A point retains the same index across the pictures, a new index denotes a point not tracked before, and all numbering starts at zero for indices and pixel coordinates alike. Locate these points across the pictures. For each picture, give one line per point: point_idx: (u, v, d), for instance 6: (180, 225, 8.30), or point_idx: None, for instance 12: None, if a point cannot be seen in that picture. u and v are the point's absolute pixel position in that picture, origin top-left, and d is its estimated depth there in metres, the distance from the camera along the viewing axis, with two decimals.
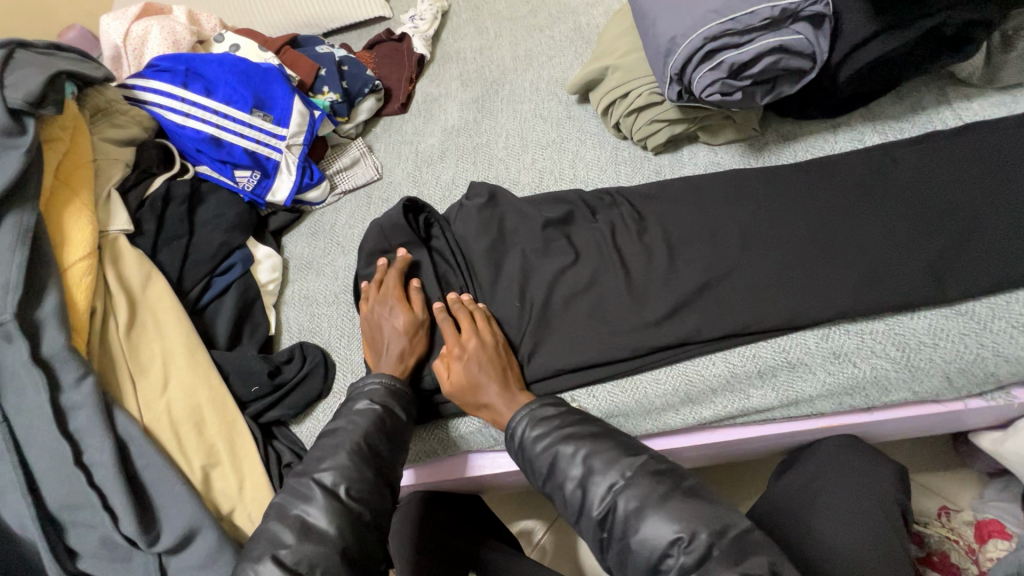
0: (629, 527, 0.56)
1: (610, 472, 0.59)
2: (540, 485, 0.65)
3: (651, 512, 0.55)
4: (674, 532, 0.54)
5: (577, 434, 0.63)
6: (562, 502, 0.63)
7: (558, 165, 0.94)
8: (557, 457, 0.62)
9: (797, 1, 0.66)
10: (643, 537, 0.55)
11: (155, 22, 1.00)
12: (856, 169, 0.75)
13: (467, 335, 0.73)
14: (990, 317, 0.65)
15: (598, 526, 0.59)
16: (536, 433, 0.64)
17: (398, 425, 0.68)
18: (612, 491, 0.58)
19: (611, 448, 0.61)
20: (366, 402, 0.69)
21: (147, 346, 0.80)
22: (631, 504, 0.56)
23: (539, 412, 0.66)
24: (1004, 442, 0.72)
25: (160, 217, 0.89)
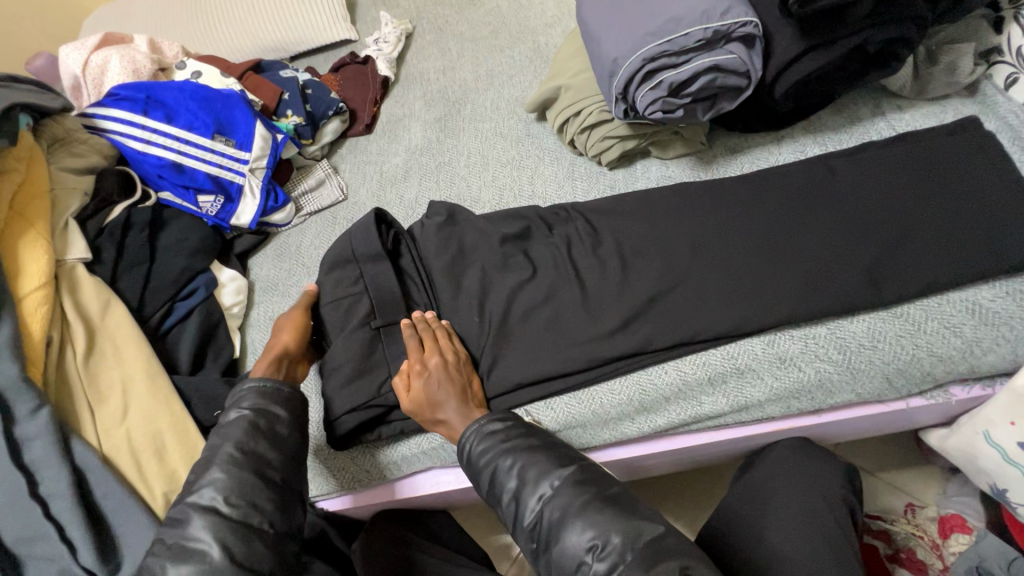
0: (552, 537, 0.59)
1: (542, 483, 0.61)
2: (482, 495, 0.67)
3: (571, 521, 0.58)
4: (589, 540, 0.57)
5: (516, 446, 0.64)
6: (500, 511, 0.65)
7: (517, 182, 0.96)
8: (496, 470, 0.64)
9: (728, 23, 0.69)
10: (565, 546, 0.58)
11: (115, 52, 1.01)
12: (796, 179, 0.78)
13: (431, 352, 0.73)
14: (924, 319, 0.68)
15: (529, 535, 0.62)
16: (482, 447, 0.65)
17: (276, 425, 0.67)
18: (541, 502, 0.61)
19: (544, 459, 0.63)
20: (236, 410, 0.67)
21: (106, 374, 0.80)
22: (555, 515, 0.59)
23: (488, 426, 0.67)
24: (948, 439, 0.75)
25: (120, 245, 0.89)
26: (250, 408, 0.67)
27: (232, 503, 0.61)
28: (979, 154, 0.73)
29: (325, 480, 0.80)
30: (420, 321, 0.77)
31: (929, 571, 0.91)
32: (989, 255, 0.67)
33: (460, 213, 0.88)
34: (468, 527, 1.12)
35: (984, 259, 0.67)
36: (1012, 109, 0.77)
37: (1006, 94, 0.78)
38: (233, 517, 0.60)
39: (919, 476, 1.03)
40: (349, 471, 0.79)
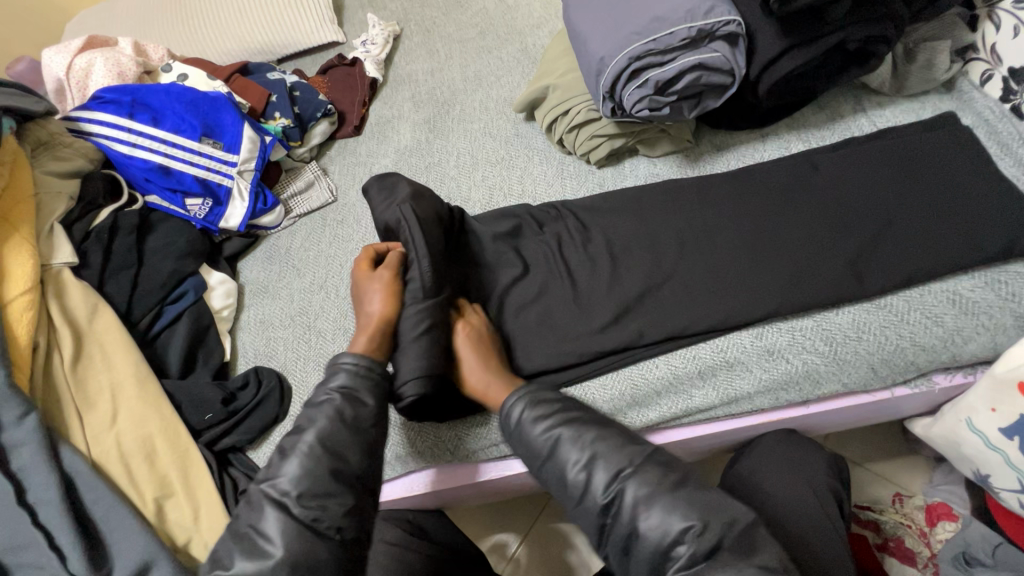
0: (637, 513, 0.57)
1: (618, 459, 0.60)
2: (537, 469, 0.65)
3: (660, 498, 0.57)
4: (685, 521, 0.55)
5: (578, 419, 0.64)
6: (559, 488, 0.63)
7: (507, 181, 0.96)
8: (559, 441, 0.63)
9: (711, 22, 0.71)
10: (653, 523, 0.56)
11: (99, 55, 1.00)
12: (781, 174, 0.79)
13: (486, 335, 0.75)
14: (906, 309, 0.69)
15: (601, 511, 0.60)
16: (537, 413, 0.65)
17: (361, 414, 0.64)
18: (619, 478, 0.59)
19: (616, 436, 0.63)
20: (324, 392, 0.64)
21: (94, 379, 0.79)
22: (641, 491, 0.58)
23: (537, 393, 0.67)
24: (932, 427, 0.76)
25: (107, 249, 0.88)
26: (338, 392, 0.65)
27: (302, 504, 0.59)
28: (957, 149, 0.75)
29: (404, 452, 0.78)
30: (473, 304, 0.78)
31: (917, 558, 0.94)
32: (968, 247, 0.69)
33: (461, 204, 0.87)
34: (462, 527, 1.12)
35: (963, 250, 0.69)
36: (987, 104, 0.79)
37: (981, 90, 0.80)
38: (301, 518, 0.58)
39: (906, 466, 1.04)
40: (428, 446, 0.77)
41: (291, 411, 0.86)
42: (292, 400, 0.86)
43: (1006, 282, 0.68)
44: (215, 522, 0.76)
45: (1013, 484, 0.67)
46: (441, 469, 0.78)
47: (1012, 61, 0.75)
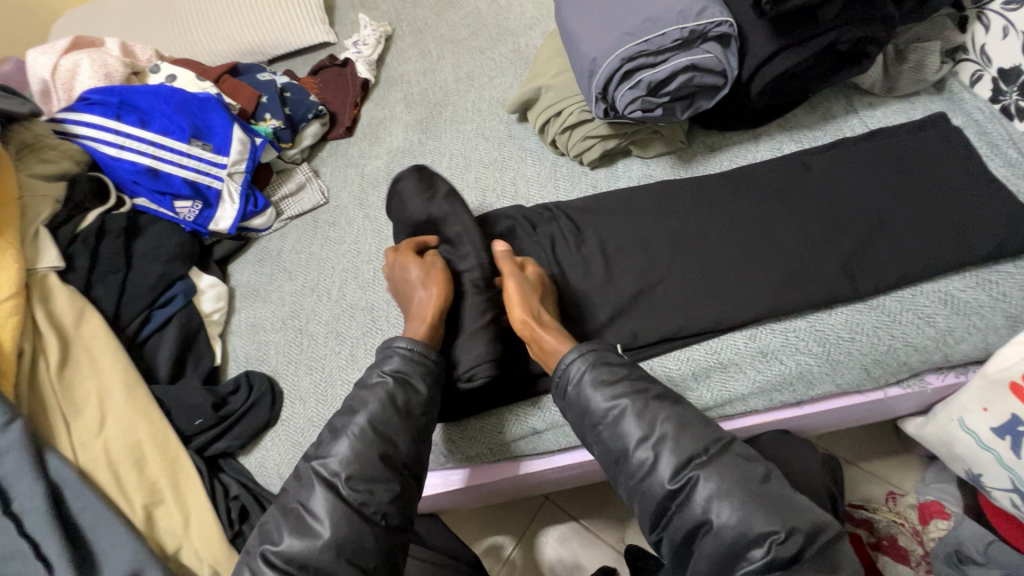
0: (710, 509, 0.57)
1: (690, 444, 0.59)
2: (598, 439, 0.65)
3: (738, 498, 0.56)
4: (770, 526, 0.54)
5: (648, 391, 0.63)
6: (619, 462, 0.63)
7: (500, 182, 0.96)
8: (623, 412, 0.63)
9: (703, 23, 0.71)
10: (727, 520, 0.56)
11: (85, 55, 0.99)
12: (773, 175, 0.79)
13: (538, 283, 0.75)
14: (898, 310, 0.69)
15: (666, 496, 0.59)
16: (603, 380, 0.65)
17: (412, 400, 0.66)
18: (690, 464, 0.59)
19: (689, 418, 0.62)
20: (378, 375, 0.68)
21: (81, 385, 0.78)
22: (715, 485, 0.57)
23: (603, 356, 0.67)
24: (925, 427, 0.76)
25: (94, 252, 0.87)
26: (392, 375, 0.67)
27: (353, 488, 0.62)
28: (948, 150, 0.75)
29: (445, 451, 0.77)
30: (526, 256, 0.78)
31: (910, 557, 0.93)
32: (959, 247, 0.69)
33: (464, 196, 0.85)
34: (457, 530, 1.11)
35: (954, 250, 0.69)
36: (977, 105, 0.79)
37: (971, 91, 0.81)
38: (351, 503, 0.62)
39: (898, 465, 1.05)
40: (471, 443, 0.76)
41: (283, 416, 0.85)
42: (284, 404, 0.86)
43: (997, 282, 0.68)
44: (208, 533, 0.74)
45: (1006, 483, 0.67)
46: (484, 465, 0.78)
47: (1002, 62, 0.75)
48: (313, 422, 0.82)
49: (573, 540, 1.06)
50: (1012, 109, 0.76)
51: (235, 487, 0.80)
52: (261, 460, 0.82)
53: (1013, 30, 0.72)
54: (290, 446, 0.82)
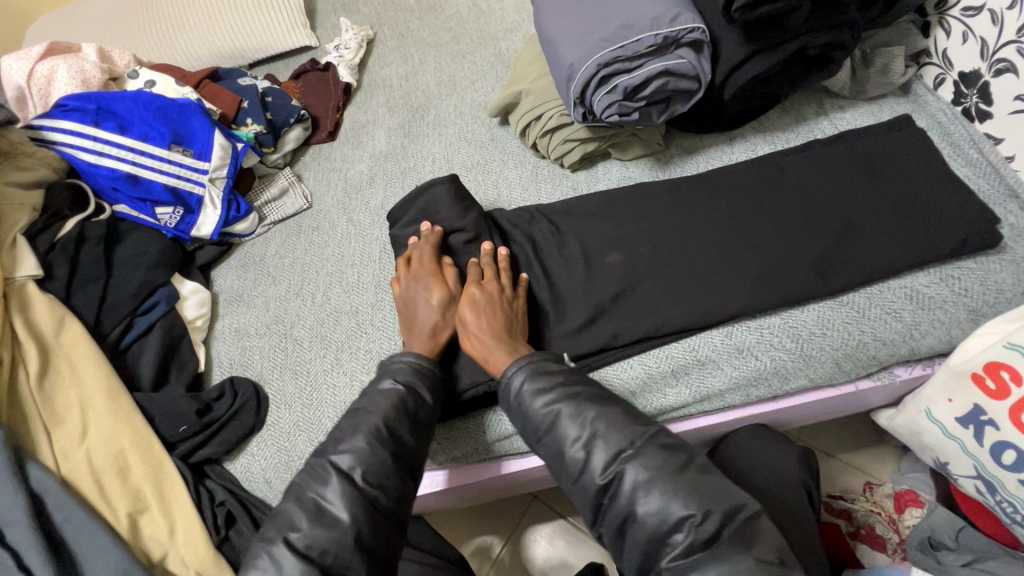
0: (635, 497, 0.58)
1: (617, 439, 0.61)
2: (536, 442, 0.66)
3: (659, 485, 0.58)
4: (685, 509, 0.56)
5: (581, 394, 0.65)
6: (560, 466, 0.64)
7: (483, 185, 0.97)
8: (559, 417, 0.64)
9: (676, 30, 0.72)
10: (652, 509, 0.57)
11: (61, 61, 0.98)
12: (747, 176, 0.82)
13: (489, 278, 0.76)
14: (867, 305, 0.72)
15: (599, 492, 0.61)
16: (538, 387, 0.66)
17: (420, 407, 0.69)
18: (619, 459, 0.60)
19: (619, 415, 0.63)
20: (389, 380, 0.70)
21: (62, 395, 0.77)
22: (641, 476, 0.59)
23: (540, 365, 0.68)
24: (895, 418, 0.79)
25: (73, 260, 0.86)
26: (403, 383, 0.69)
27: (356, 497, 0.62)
28: (913, 150, 0.78)
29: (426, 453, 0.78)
30: (514, 250, 0.82)
31: (887, 544, 0.97)
32: (924, 245, 0.72)
33: (468, 202, 0.84)
34: (446, 531, 1.12)
35: (919, 247, 0.72)
36: (941, 107, 0.82)
37: (934, 94, 0.84)
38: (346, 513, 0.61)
39: (875, 455, 1.08)
40: (448, 445, 0.78)
41: (269, 420, 0.85)
42: (269, 408, 0.86)
43: (960, 278, 0.71)
44: (194, 539, 0.74)
45: (970, 470, 0.69)
46: (463, 466, 0.79)
47: (962, 65, 0.79)
48: (298, 427, 0.83)
49: (559, 540, 1.07)
50: (973, 111, 0.79)
51: (220, 493, 0.80)
52: (248, 465, 0.82)
53: (972, 34, 0.75)
54: (275, 451, 0.82)
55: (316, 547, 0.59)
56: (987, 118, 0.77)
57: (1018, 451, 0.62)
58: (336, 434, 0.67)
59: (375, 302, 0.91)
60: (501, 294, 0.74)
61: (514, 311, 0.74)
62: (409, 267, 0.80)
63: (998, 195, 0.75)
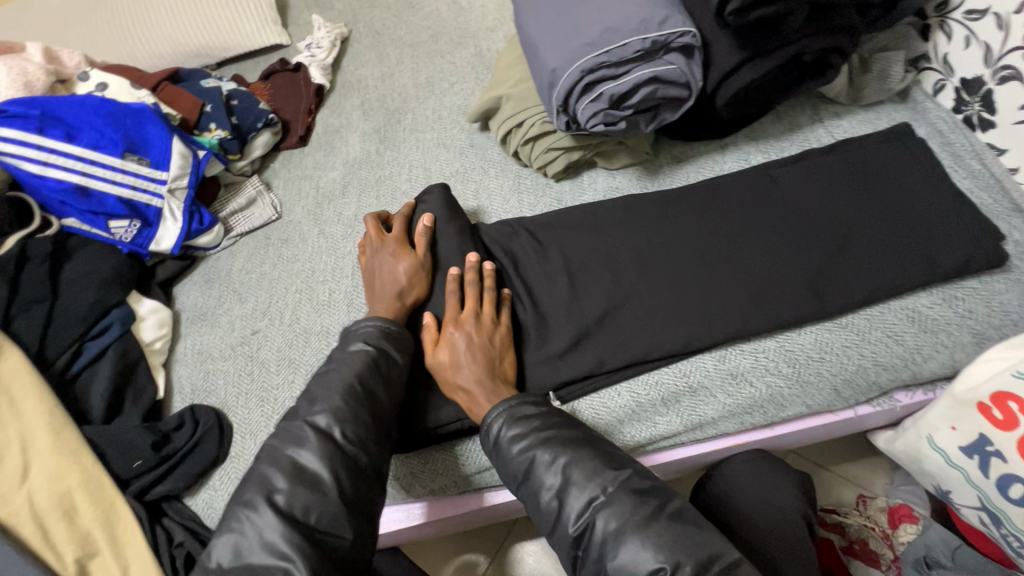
0: (607, 550, 0.54)
1: (591, 486, 0.57)
2: (514, 489, 0.63)
3: (631, 535, 0.54)
4: (656, 561, 0.52)
5: (556, 438, 0.61)
6: (536, 512, 0.61)
7: (462, 195, 0.91)
8: (535, 463, 0.60)
9: (666, 34, 0.67)
10: (622, 562, 0.53)
11: (1, 63, 0.90)
12: (740, 188, 0.77)
13: (469, 311, 0.69)
14: (867, 328, 0.68)
15: (573, 543, 0.58)
16: (515, 432, 0.62)
17: (392, 369, 0.66)
18: (591, 507, 0.57)
19: (592, 459, 0.59)
20: (360, 343, 0.66)
21: (1, 432, 0.71)
22: (611, 526, 0.55)
23: (518, 408, 0.63)
24: (895, 442, 0.75)
25: (14, 281, 0.79)
26: (371, 345, 0.66)
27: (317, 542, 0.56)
28: (913, 161, 0.74)
29: (403, 485, 0.73)
30: (496, 265, 0.76)
31: (881, 560, 0.95)
32: (926, 263, 0.68)
33: (448, 217, 0.79)
34: (428, 550, 1.07)
35: (922, 266, 0.68)
36: (941, 115, 0.79)
37: (934, 100, 0.80)
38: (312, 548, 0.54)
39: (869, 469, 1.05)
40: (423, 478, 0.73)
41: (233, 451, 0.79)
42: (233, 437, 0.80)
43: (963, 299, 0.67)
44: None
45: (973, 501, 0.66)
46: (441, 498, 0.74)
47: (963, 72, 0.75)
48: None
49: (549, 559, 1.03)
50: (974, 119, 0.75)
51: (179, 533, 0.74)
52: (210, 500, 0.76)
53: (975, 39, 0.71)
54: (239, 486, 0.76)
55: (298, 506, 0.55)
56: (990, 127, 0.73)
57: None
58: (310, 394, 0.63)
59: (348, 322, 0.85)
60: (480, 331, 0.68)
61: (501, 347, 0.69)
62: (377, 234, 0.77)
63: (1002, 208, 0.72)
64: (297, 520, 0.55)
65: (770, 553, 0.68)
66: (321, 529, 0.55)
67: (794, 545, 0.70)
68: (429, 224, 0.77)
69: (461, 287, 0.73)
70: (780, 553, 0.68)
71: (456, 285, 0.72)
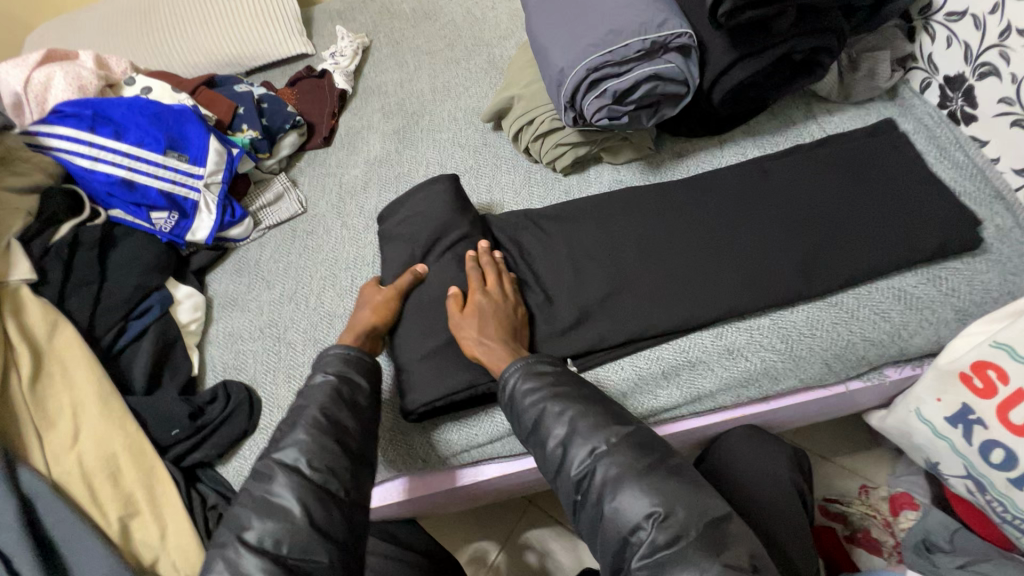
0: (606, 493, 0.59)
1: (594, 437, 0.62)
2: (523, 438, 0.68)
3: (631, 483, 0.58)
4: (649, 506, 0.57)
5: (569, 393, 0.65)
6: (543, 460, 0.65)
7: (476, 190, 0.98)
8: (544, 414, 0.65)
9: (664, 35, 0.74)
10: (619, 506, 0.58)
11: (58, 68, 0.99)
12: (737, 178, 0.83)
13: (492, 283, 0.76)
14: (856, 306, 0.72)
15: (574, 487, 0.62)
16: (529, 385, 0.66)
17: (356, 395, 0.69)
18: (593, 455, 0.61)
19: (596, 414, 0.63)
20: (321, 373, 0.70)
21: (54, 399, 0.78)
22: (611, 472, 0.59)
23: (534, 366, 0.68)
24: (885, 418, 0.80)
25: (68, 264, 0.87)
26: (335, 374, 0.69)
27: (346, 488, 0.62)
28: (898, 152, 0.79)
29: (409, 463, 0.78)
30: (502, 252, 0.82)
31: (883, 548, 0.96)
32: (914, 244, 0.72)
33: (462, 207, 0.85)
34: (440, 537, 1.12)
35: (910, 248, 0.72)
36: (927, 111, 0.84)
37: (921, 97, 0.85)
38: (315, 480, 0.61)
39: (870, 458, 1.07)
40: (438, 448, 0.77)
41: (262, 424, 0.85)
42: (263, 411, 0.86)
43: (946, 278, 0.72)
44: (184, 543, 0.74)
45: (959, 469, 0.70)
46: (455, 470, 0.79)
47: (947, 70, 0.80)
48: None
49: (555, 545, 1.07)
50: (958, 114, 0.80)
51: (212, 497, 0.80)
52: (240, 469, 0.82)
53: (957, 39, 0.76)
54: None
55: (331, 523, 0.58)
56: (972, 121, 0.78)
57: (1006, 449, 0.62)
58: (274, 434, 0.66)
59: None
60: (505, 302, 0.74)
61: (518, 317, 0.74)
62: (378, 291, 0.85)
63: (985, 195, 0.76)
64: (268, 553, 0.56)
65: (766, 537, 0.71)
66: (294, 556, 0.57)
67: (786, 523, 0.73)
68: (422, 272, 0.81)
69: (477, 264, 0.79)
70: (779, 533, 0.72)
71: (475, 266, 0.78)
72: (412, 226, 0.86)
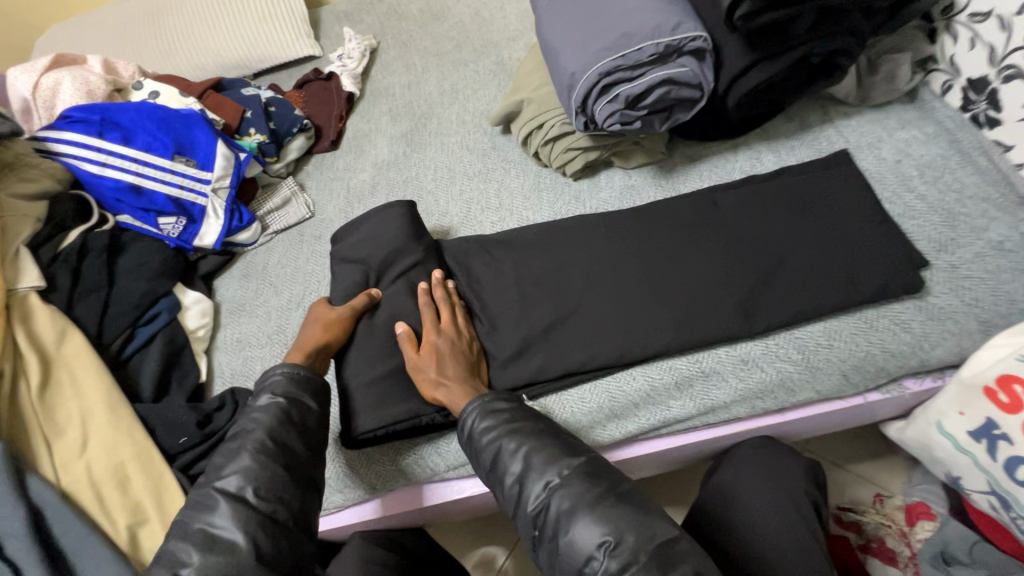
0: (559, 527, 0.58)
1: (548, 471, 0.60)
2: (483, 475, 0.66)
3: (584, 513, 0.57)
4: (601, 535, 0.55)
5: (522, 428, 0.64)
6: (501, 496, 0.64)
7: (485, 195, 0.96)
8: (500, 451, 0.63)
9: (679, 38, 0.72)
10: (574, 536, 0.56)
11: (66, 73, 0.99)
12: (752, 184, 0.81)
13: (447, 321, 0.75)
14: (875, 317, 0.71)
15: (531, 522, 0.61)
16: (485, 424, 0.65)
17: (306, 416, 0.68)
18: (547, 489, 0.60)
19: (550, 448, 0.62)
20: (267, 396, 0.67)
21: (63, 407, 0.78)
22: (564, 505, 0.58)
23: (491, 403, 0.67)
24: (905, 430, 0.78)
25: (76, 271, 0.87)
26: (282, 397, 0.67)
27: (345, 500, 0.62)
28: None
29: (401, 478, 0.77)
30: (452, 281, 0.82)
31: (898, 559, 0.93)
32: None
33: None
34: (448, 542, 1.11)
35: None
36: (948, 114, 0.81)
37: (942, 100, 0.83)
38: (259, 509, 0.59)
39: (885, 467, 1.05)
40: (438, 458, 0.76)
41: None
42: None
43: (969, 287, 0.70)
44: None
45: (982, 485, 0.68)
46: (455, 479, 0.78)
47: (970, 72, 0.77)
48: None
49: None
50: (981, 117, 0.78)
51: None
52: None
53: (980, 41, 0.74)
54: None
55: None
56: (996, 125, 0.76)
57: None
58: (216, 462, 0.63)
59: None
60: (460, 339, 0.74)
61: (472, 353, 0.75)
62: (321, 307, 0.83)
63: (1008, 202, 0.74)
64: None
65: (775, 556, 0.70)
66: None
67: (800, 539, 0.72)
68: (377, 295, 0.80)
69: (429, 297, 0.78)
70: (789, 552, 0.70)
71: (430, 300, 0.77)
72: (368, 249, 0.84)
